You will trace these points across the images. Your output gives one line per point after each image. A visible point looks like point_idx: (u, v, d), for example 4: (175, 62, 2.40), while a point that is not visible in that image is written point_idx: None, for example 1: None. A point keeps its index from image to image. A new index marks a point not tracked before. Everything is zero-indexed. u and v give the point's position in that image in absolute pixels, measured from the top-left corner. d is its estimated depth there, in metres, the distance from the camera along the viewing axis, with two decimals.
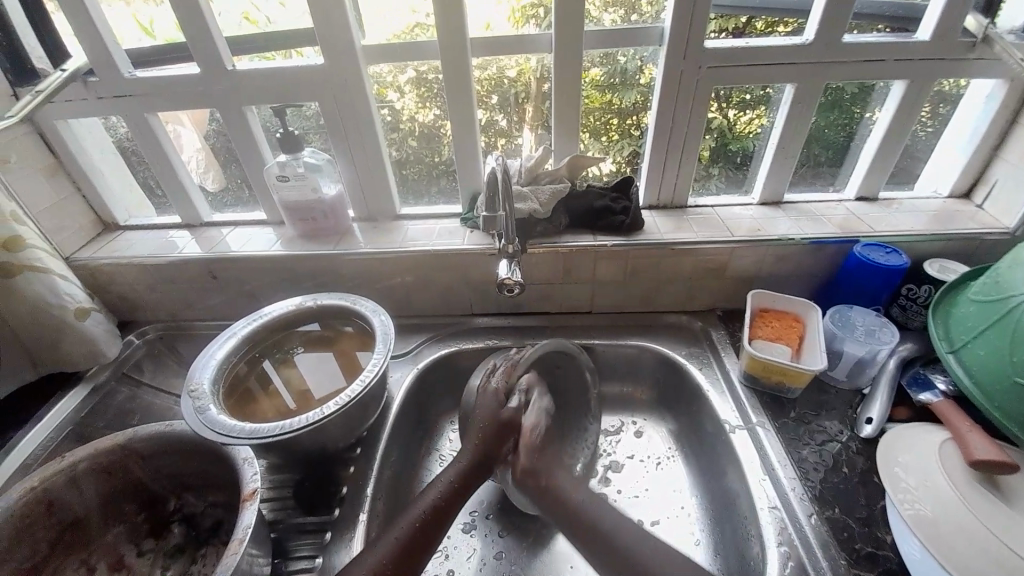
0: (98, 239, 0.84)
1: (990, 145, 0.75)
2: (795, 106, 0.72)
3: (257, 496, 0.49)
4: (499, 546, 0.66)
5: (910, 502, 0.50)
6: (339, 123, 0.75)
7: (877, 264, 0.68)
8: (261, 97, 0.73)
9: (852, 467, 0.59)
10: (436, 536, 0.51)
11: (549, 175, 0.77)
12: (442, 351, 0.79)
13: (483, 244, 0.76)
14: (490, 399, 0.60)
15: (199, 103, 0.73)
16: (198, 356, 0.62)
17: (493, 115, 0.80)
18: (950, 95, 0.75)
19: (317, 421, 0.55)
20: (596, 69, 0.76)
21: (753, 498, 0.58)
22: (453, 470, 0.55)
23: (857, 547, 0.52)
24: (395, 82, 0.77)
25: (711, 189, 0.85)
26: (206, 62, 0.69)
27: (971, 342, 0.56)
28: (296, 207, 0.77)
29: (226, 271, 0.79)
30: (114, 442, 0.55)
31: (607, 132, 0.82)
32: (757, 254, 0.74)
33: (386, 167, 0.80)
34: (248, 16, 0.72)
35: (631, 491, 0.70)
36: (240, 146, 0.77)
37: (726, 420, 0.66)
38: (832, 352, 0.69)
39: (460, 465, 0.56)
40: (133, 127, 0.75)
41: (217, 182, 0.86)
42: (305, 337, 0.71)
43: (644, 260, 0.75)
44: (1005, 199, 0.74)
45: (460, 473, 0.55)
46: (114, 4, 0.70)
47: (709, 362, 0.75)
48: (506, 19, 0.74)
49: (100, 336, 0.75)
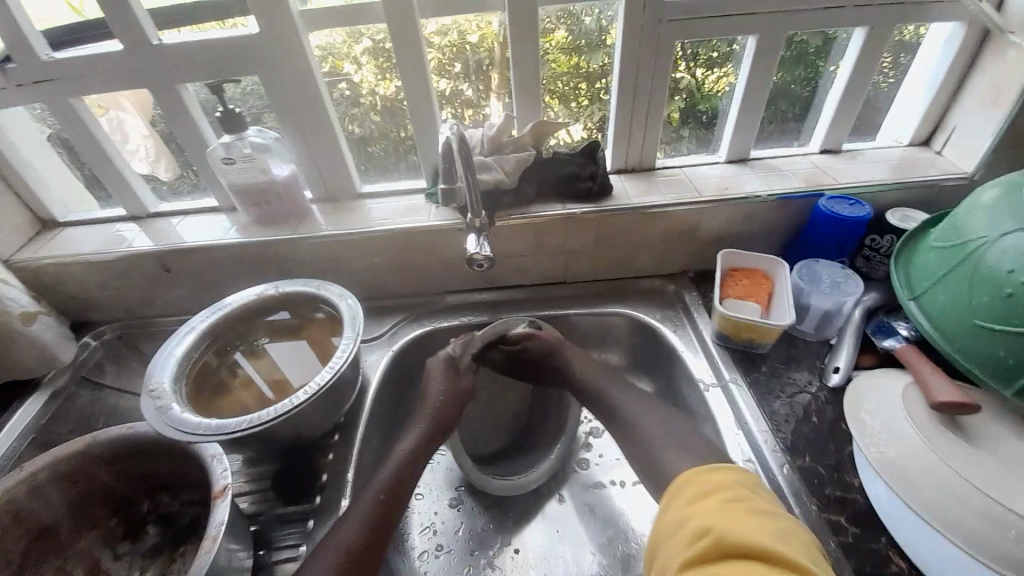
0: (38, 239, 0.78)
1: (949, 91, 0.75)
2: (759, 59, 0.71)
3: (228, 493, 0.47)
4: (486, 518, 0.67)
5: (876, 446, 0.53)
6: (284, 97, 0.70)
7: (840, 215, 0.69)
8: (198, 73, 0.67)
9: (821, 415, 0.61)
10: (405, 500, 0.52)
11: (513, 144, 0.74)
12: (417, 331, 0.78)
13: (450, 219, 0.74)
14: (445, 372, 0.65)
15: (129, 83, 0.68)
16: (156, 354, 0.60)
17: (458, 84, 0.76)
18: (910, 45, 0.74)
19: (285, 412, 0.53)
20: (561, 31, 0.72)
21: (729, 451, 0.59)
22: (417, 430, 0.59)
23: (827, 491, 0.55)
24: (350, 53, 0.72)
25: (681, 151, 0.84)
26: (132, 35, 0.64)
27: (932, 288, 0.57)
28: (247, 191, 0.73)
29: (183, 263, 0.76)
30: (73, 449, 0.52)
31: (576, 97, 0.78)
32: (725, 214, 0.74)
33: (343, 143, 0.76)
34: None
35: (612, 455, 0.72)
36: (181, 130, 0.72)
37: (701, 379, 0.67)
38: (799, 307, 0.70)
39: (423, 426, 0.59)
40: (60, 114, 0.69)
41: (171, 170, 0.80)
42: (271, 326, 0.69)
43: (615, 226, 0.75)
44: (963, 144, 0.75)
45: (422, 435, 0.59)
46: None
47: (683, 324, 0.76)
48: None
49: (52, 340, 0.71)
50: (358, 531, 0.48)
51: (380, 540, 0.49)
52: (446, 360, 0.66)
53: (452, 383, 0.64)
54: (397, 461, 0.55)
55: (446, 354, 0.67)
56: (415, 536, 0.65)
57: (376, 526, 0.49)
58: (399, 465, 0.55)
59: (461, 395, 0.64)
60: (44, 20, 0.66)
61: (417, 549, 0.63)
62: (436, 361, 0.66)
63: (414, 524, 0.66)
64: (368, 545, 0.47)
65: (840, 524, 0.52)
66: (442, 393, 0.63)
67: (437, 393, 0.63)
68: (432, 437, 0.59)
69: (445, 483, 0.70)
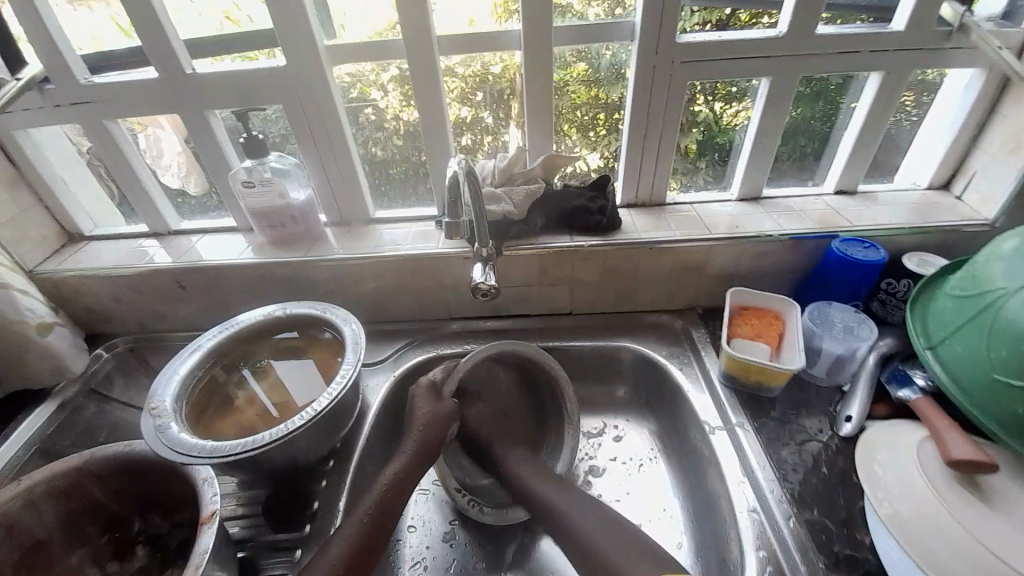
0: (63, 251, 0.81)
1: (969, 136, 0.74)
2: (772, 99, 0.71)
3: (215, 518, 0.47)
4: (478, 554, 0.65)
5: (888, 502, 0.50)
6: (303, 122, 0.73)
7: (854, 259, 0.67)
8: (226, 101, 0.71)
9: (831, 466, 0.59)
10: (392, 519, 0.52)
11: (523, 176, 0.75)
12: (420, 357, 0.78)
13: (459, 247, 0.74)
14: (429, 396, 0.63)
15: (160, 107, 0.71)
16: (160, 373, 0.60)
17: (479, 112, 0.79)
18: (932, 84, 0.73)
19: (282, 436, 0.53)
20: (582, 64, 0.73)
21: (732, 500, 0.57)
22: (399, 459, 0.57)
23: (835, 549, 0.51)
24: (377, 80, 0.74)
25: (697, 183, 0.84)
26: (165, 63, 0.67)
27: (949, 338, 0.55)
28: (264, 214, 0.75)
29: (197, 281, 0.77)
30: (69, 466, 0.53)
31: (594, 127, 0.79)
32: (736, 252, 0.74)
33: (358, 168, 0.78)
34: (230, 15, 0.69)
35: (611, 495, 0.69)
36: (203, 150, 0.75)
37: (706, 421, 0.65)
38: (811, 350, 0.68)
39: (406, 453, 0.57)
40: (94, 134, 0.73)
41: (199, 186, 0.83)
42: (275, 346, 0.70)
43: (624, 260, 0.74)
44: (983, 190, 0.73)
45: (409, 457, 0.57)
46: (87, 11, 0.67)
47: (690, 362, 0.74)
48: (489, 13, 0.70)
49: (65, 350, 0.73)
50: (339, 558, 0.47)
51: (368, 559, 0.49)
52: (428, 385, 0.65)
53: (434, 406, 0.62)
54: (381, 484, 0.54)
55: (429, 380, 0.65)
56: (404, 571, 0.63)
57: (361, 550, 0.48)
58: (387, 485, 0.54)
59: (443, 418, 0.61)
60: (94, 42, 0.70)
61: None
62: (420, 385, 0.65)
63: (406, 558, 0.64)
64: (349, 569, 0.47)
65: None
66: (426, 416, 0.61)
67: (421, 415, 0.61)
68: (417, 461, 0.57)
69: (438, 515, 0.68)
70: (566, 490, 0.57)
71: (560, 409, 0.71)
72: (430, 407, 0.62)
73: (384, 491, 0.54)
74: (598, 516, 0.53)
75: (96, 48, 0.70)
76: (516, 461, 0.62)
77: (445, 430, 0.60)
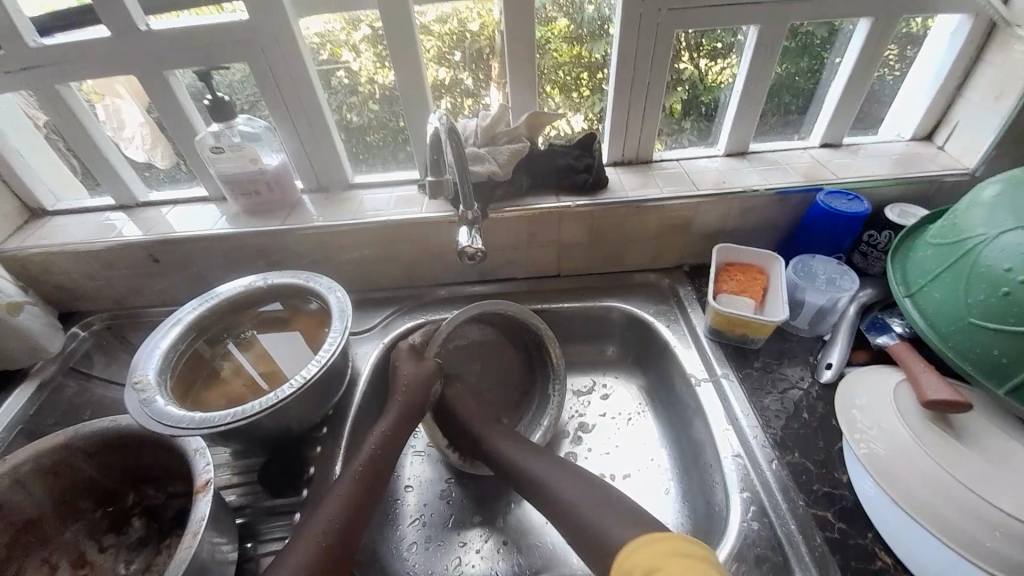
0: (26, 228, 0.77)
1: (954, 85, 0.73)
2: (759, 49, 0.69)
3: (210, 487, 0.47)
4: (474, 507, 0.66)
5: (865, 442, 0.53)
6: (272, 85, 0.69)
7: (839, 211, 0.67)
8: (187, 60, 0.66)
9: (812, 411, 0.61)
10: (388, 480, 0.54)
11: (507, 135, 0.73)
12: (409, 323, 0.77)
13: (443, 211, 0.73)
14: (410, 358, 0.64)
15: (118, 71, 0.66)
16: (141, 348, 0.58)
17: (457, 73, 0.75)
18: (917, 36, 0.73)
19: (270, 406, 0.52)
20: (562, 20, 0.70)
21: (718, 448, 0.59)
22: (385, 419, 0.58)
23: (815, 487, 0.54)
24: (349, 40, 0.70)
25: (680, 143, 0.83)
26: (118, 21, 0.62)
27: (928, 285, 0.56)
28: (237, 181, 0.72)
29: (172, 253, 0.75)
30: (56, 442, 0.52)
31: (578, 88, 0.77)
32: (723, 208, 0.73)
33: (334, 133, 0.74)
34: None
35: (602, 448, 0.71)
36: (166, 117, 0.71)
37: (692, 374, 0.67)
38: (794, 302, 0.69)
39: (392, 414, 0.58)
40: (46, 101, 0.68)
41: (166, 159, 0.79)
42: (260, 318, 0.68)
43: (612, 220, 0.74)
44: (965, 140, 0.73)
45: (394, 418, 0.58)
46: None
47: (676, 318, 0.75)
48: None
49: (39, 330, 0.70)
50: (333, 518, 0.48)
51: (359, 522, 0.50)
52: (409, 348, 0.65)
53: (417, 367, 0.62)
54: (371, 443, 0.56)
55: (410, 343, 0.65)
56: (404, 527, 0.65)
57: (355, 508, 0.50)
58: (375, 446, 0.55)
59: (427, 377, 0.61)
60: (45, 7, 0.64)
61: (406, 540, 0.63)
62: (401, 349, 0.65)
63: (405, 515, 0.66)
64: (348, 528, 0.49)
65: (826, 520, 0.51)
66: (409, 377, 0.61)
67: (404, 377, 0.61)
68: (403, 421, 0.58)
69: (435, 474, 0.70)
70: (535, 456, 0.58)
71: (546, 364, 0.72)
72: (414, 368, 0.62)
73: (374, 450, 0.55)
74: (587, 487, 0.53)
75: (49, 11, 0.64)
76: (500, 436, 0.61)
77: (428, 390, 0.61)
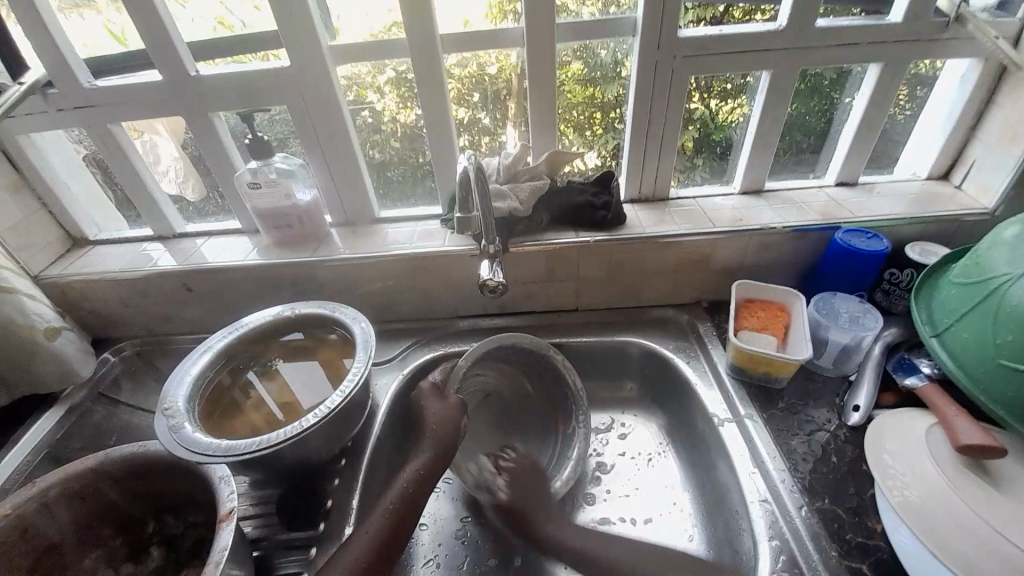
0: (68, 256, 0.81)
1: (968, 127, 0.75)
2: (772, 94, 0.72)
3: (234, 516, 0.47)
4: (490, 551, 0.65)
5: (899, 489, 0.51)
6: (307, 124, 0.73)
7: (858, 249, 0.68)
8: (230, 103, 0.71)
9: (840, 455, 0.59)
10: (413, 520, 0.53)
11: (528, 173, 0.75)
12: (426, 355, 0.78)
13: (465, 244, 0.75)
14: (434, 397, 0.64)
15: (162, 109, 0.71)
16: (171, 374, 0.60)
17: (476, 113, 0.78)
18: (926, 77, 0.74)
19: (296, 435, 0.53)
20: (577, 63, 0.74)
21: (744, 491, 0.57)
22: (422, 458, 0.58)
23: (848, 536, 0.52)
24: (374, 82, 0.74)
25: (695, 180, 0.84)
26: (168, 67, 0.67)
27: (954, 325, 0.56)
28: (269, 215, 0.75)
29: (203, 281, 0.77)
30: (85, 467, 0.53)
31: (591, 126, 0.79)
32: (741, 244, 0.74)
33: (362, 171, 0.78)
34: (223, 21, 0.69)
35: (621, 491, 0.69)
36: (208, 154, 0.75)
37: (715, 413, 0.66)
38: (817, 340, 0.69)
39: (425, 455, 0.58)
40: (98, 138, 0.73)
41: (197, 192, 0.83)
42: (285, 348, 0.70)
43: (630, 255, 0.75)
44: (983, 180, 0.74)
45: (427, 463, 0.58)
46: (84, 14, 0.67)
47: (697, 355, 0.74)
48: (484, 15, 0.70)
49: (74, 356, 0.73)
50: (358, 555, 0.48)
51: (388, 559, 0.50)
52: (431, 386, 0.65)
53: (444, 406, 0.62)
54: (404, 482, 0.55)
55: (432, 381, 0.65)
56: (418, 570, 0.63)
57: (382, 547, 0.50)
58: (407, 484, 0.55)
59: (455, 418, 0.61)
60: (86, 46, 0.69)
61: None
62: (424, 388, 0.65)
63: (420, 556, 0.64)
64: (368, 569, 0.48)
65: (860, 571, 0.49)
66: (436, 417, 0.61)
67: (432, 417, 0.61)
68: (437, 466, 0.58)
69: (451, 513, 0.69)
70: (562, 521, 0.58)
71: (566, 392, 0.72)
72: (443, 409, 0.62)
73: (407, 489, 0.55)
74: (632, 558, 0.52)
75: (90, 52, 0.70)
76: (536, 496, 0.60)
77: (457, 426, 0.61)
